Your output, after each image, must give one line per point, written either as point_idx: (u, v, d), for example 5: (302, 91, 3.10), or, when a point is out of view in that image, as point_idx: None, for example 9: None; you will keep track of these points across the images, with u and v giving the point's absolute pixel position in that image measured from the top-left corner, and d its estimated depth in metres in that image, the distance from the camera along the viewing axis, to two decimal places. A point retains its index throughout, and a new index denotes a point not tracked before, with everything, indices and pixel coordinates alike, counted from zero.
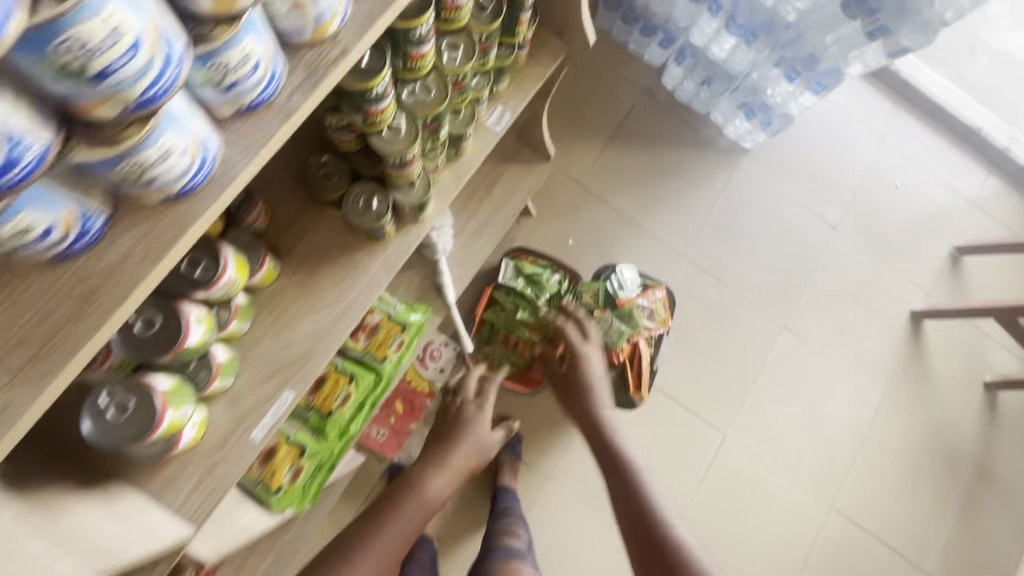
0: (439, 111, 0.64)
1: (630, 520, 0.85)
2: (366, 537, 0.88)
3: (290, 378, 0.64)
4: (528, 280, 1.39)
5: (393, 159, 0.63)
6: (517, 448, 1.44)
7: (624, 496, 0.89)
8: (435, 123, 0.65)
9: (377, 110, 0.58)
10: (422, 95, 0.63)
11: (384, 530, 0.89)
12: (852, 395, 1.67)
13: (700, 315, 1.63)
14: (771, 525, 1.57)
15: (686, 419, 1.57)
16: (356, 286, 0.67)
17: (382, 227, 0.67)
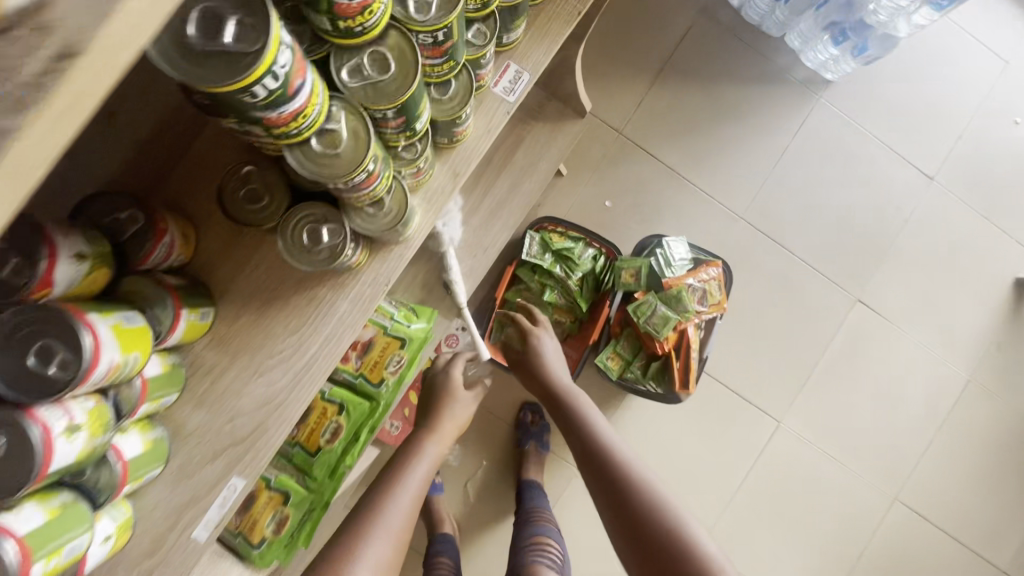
0: (406, 101, 0.38)
1: (609, 500, 0.76)
2: (369, 519, 0.69)
3: (236, 461, 0.48)
4: (557, 256, 1.18)
5: (335, 186, 0.39)
6: (545, 438, 1.31)
7: (598, 474, 0.78)
8: (407, 112, 0.40)
9: (280, 118, 0.33)
10: (373, 73, 0.37)
11: (390, 509, 0.71)
12: (933, 377, 1.44)
13: (758, 287, 1.40)
14: (824, 517, 1.42)
15: (736, 404, 1.39)
16: (317, 335, 0.49)
17: (340, 265, 0.47)
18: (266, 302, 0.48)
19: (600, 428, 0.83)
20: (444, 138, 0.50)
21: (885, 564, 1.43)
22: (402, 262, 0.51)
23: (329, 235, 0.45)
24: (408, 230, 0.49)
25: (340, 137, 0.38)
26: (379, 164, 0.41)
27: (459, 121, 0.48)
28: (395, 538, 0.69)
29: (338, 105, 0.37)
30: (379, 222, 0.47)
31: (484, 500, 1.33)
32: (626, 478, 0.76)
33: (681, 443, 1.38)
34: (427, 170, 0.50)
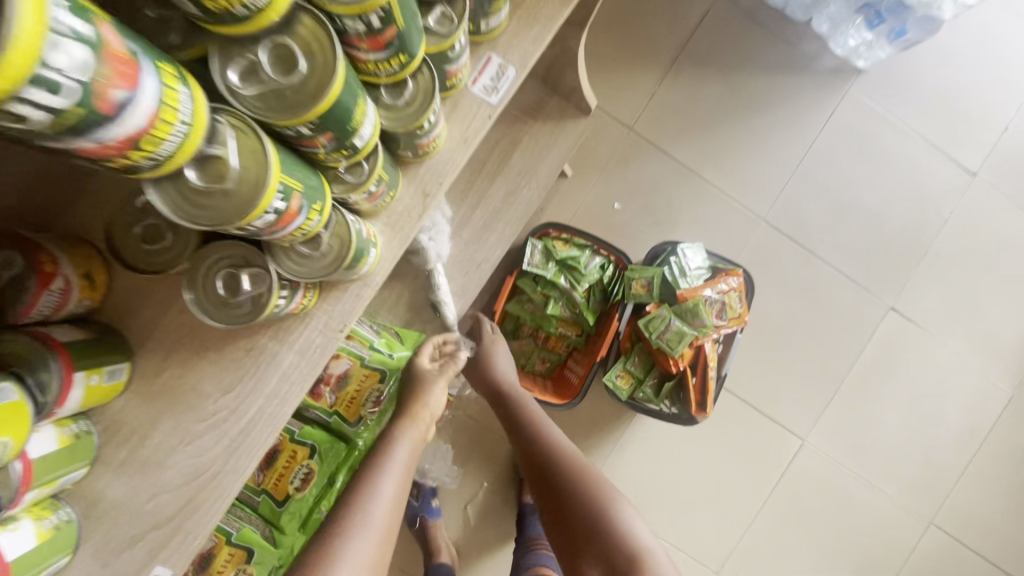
0: (324, 110, 0.29)
1: (553, 500, 0.75)
2: (347, 515, 0.53)
3: (159, 547, 0.40)
4: (562, 266, 1.08)
5: (234, 231, 0.30)
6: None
7: (543, 473, 0.77)
8: (333, 127, 0.31)
9: (102, 148, 0.23)
10: (273, 76, 0.28)
11: (370, 508, 0.54)
12: (972, 391, 1.33)
13: (781, 295, 1.29)
14: (853, 542, 1.32)
15: (757, 421, 1.29)
16: (259, 394, 0.41)
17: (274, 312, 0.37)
18: (193, 355, 0.40)
19: (544, 423, 0.81)
20: (410, 151, 0.41)
21: None
22: (361, 303, 0.42)
23: (249, 283, 0.35)
24: (359, 265, 0.39)
25: (229, 166, 0.28)
26: (301, 196, 0.31)
27: (423, 130, 0.39)
28: (380, 539, 0.53)
29: (226, 120, 0.28)
30: (316, 264, 0.36)
31: (485, 523, 1.25)
32: (570, 474, 0.75)
33: (696, 462, 1.28)
34: (389, 193, 0.41)
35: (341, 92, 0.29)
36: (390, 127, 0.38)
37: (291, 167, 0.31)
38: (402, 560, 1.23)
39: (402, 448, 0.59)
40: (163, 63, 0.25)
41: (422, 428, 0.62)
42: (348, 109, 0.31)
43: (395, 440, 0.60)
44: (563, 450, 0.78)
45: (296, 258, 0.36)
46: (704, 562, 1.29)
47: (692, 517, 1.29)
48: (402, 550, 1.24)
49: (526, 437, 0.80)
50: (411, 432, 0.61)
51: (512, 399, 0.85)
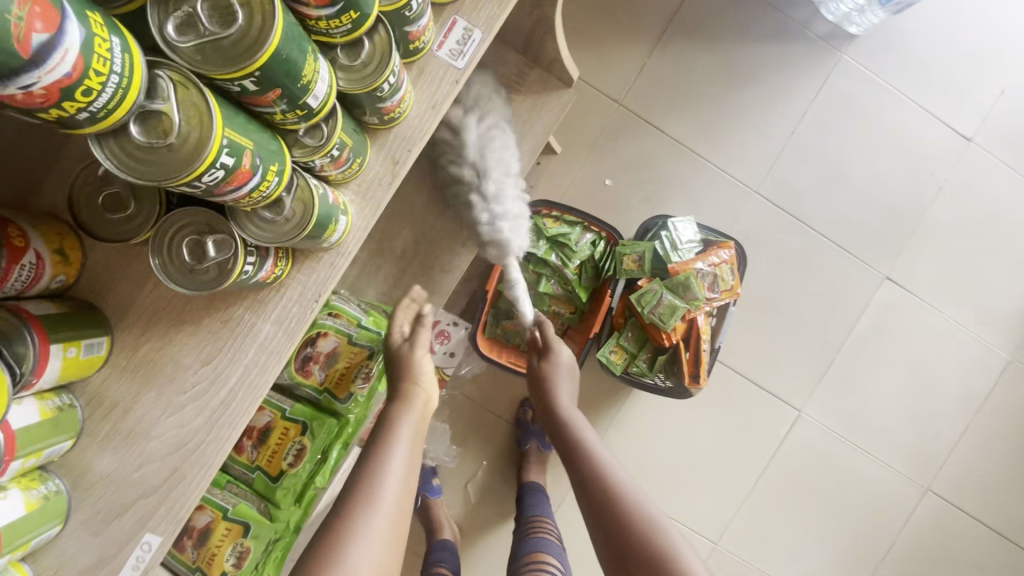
0: (265, 63, 0.29)
1: (614, 548, 0.68)
2: (356, 492, 0.54)
3: (149, 515, 0.40)
4: (552, 243, 1.08)
5: (181, 187, 0.30)
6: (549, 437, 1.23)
7: (600, 511, 0.70)
8: (280, 83, 0.31)
9: (28, 97, 0.23)
10: (212, 29, 0.28)
11: (383, 483, 0.55)
12: (969, 357, 1.32)
13: (775, 267, 1.28)
14: (849, 509, 1.33)
15: (752, 394, 1.30)
16: (238, 363, 0.42)
17: (246, 274, 0.37)
18: (171, 327, 0.41)
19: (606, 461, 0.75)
20: (375, 117, 0.42)
21: (915, 556, 1.34)
22: (342, 266, 0.43)
23: (214, 249, 0.35)
24: (323, 233, 0.39)
25: (172, 122, 0.28)
26: (253, 153, 0.32)
27: (384, 93, 0.39)
28: (393, 519, 0.54)
29: (167, 76, 0.28)
30: (280, 229, 0.37)
31: (485, 501, 1.27)
32: (634, 518, 0.68)
33: (692, 435, 1.29)
34: (355, 159, 0.42)
35: (283, 44, 0.30)
36: (348, 89, 0.38)
37: (238, 127, 0.31)
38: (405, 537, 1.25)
39: (405, 432, 0.59)
40: (92, 13, 0.25)
41: (421, 403, 0.63)
42: (293, 63, 0.31)
43: (398, 419, 0.60)
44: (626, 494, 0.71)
45: (260, 226, 0.36)
46: (702, 532, 1.31)
47: (690, 489, 1.30)
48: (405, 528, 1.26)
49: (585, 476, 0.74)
50: (411, 413, 0.61)
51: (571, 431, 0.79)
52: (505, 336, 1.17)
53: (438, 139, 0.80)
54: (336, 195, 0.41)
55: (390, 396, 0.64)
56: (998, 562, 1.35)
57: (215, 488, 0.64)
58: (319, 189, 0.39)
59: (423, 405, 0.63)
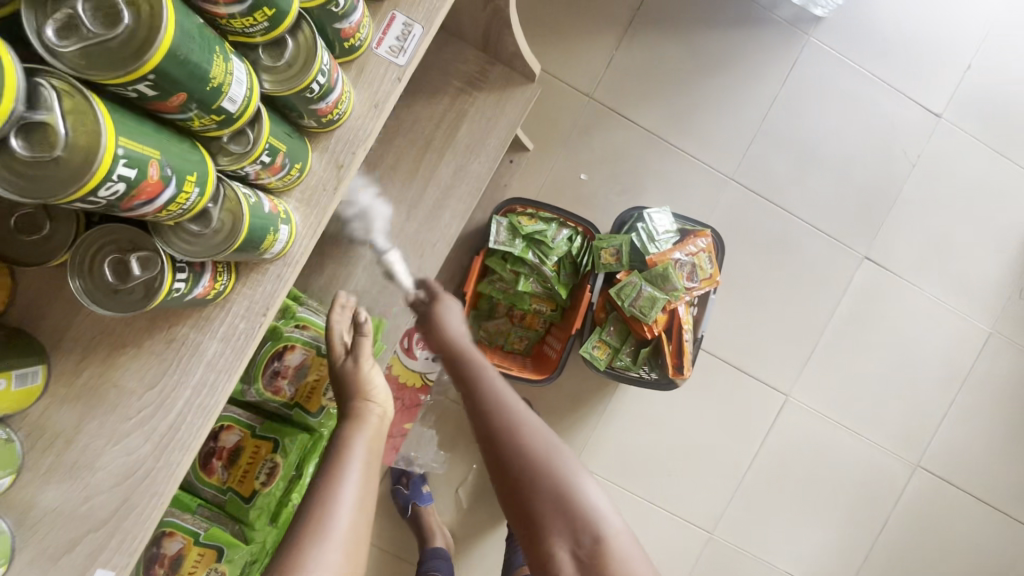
0: (161, 63, 0.28)
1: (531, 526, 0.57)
2: (310, 517, 0.52)
3: (100, 549, 0.39)
4: (529, 241, 1.07)
5: (77, 204, 0.28)
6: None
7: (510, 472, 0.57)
8: (182, 85, 0.30)
9: None
10: (96, 30, 0.26)
11: (335, 510, 0.52)
12: (950, 332, 1.33)
13: (754, 252, 1.28)
14: (840, 489, 1.33)
15: (738, 381, 1.29)
16: (187, 386, 0.40)
17: (179, 289, 0.36)
18: (113, 350, 0.39)
19: (523, 428, 0.59)
20: (311, 119, 0.41)
21: (908, 533, 1.35)
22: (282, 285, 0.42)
23: (139, 267, 0.33)
24: (254, 248, 0.38)
25: (59, 134, 0.26)
26: (161, 163, 0.31)
27: (314, 93, 0.39)
28: (347, 546, 0.51)
29: (50, 84, 0.26)
30: (209, 242, 0.35)
31: (476, 506, 1.26)
32: (556, 491, 0.56)
33: (681, 426, 1.29)
34: (293, 165, 0.41)
35: (181, 41, 0.29)
36: (275, 89, 0.37)
37: (137, 134, 0.29)
38: (397, 548, 1.24)
39: (356, 451, 0.57)
40: None
41: (376, 419, 0.61)
42: (195, 63, 0.30)
43: (350, 438, 0.58)
44: (546, 465, 0.57)
45: (184, 242, 0.35)
46: (696, 523, 1.30)
47: (682, 480, 1.30)
48: (397, 539, 1.24)
49: (497, 451, 0.58)
50: (365, 431, 0.59)
51: (479, 395, 0.60)
52: (486, 339, 1.17)
53: (402, 142, 0.78)
54: (275, 202, 0.40)
55: (342, 417, 0.61)
56: (989, 535, 1.36)
57: (185, 512, 0.62)
58: (249, 198, 0.37)
59: (376, 423, 0.61)
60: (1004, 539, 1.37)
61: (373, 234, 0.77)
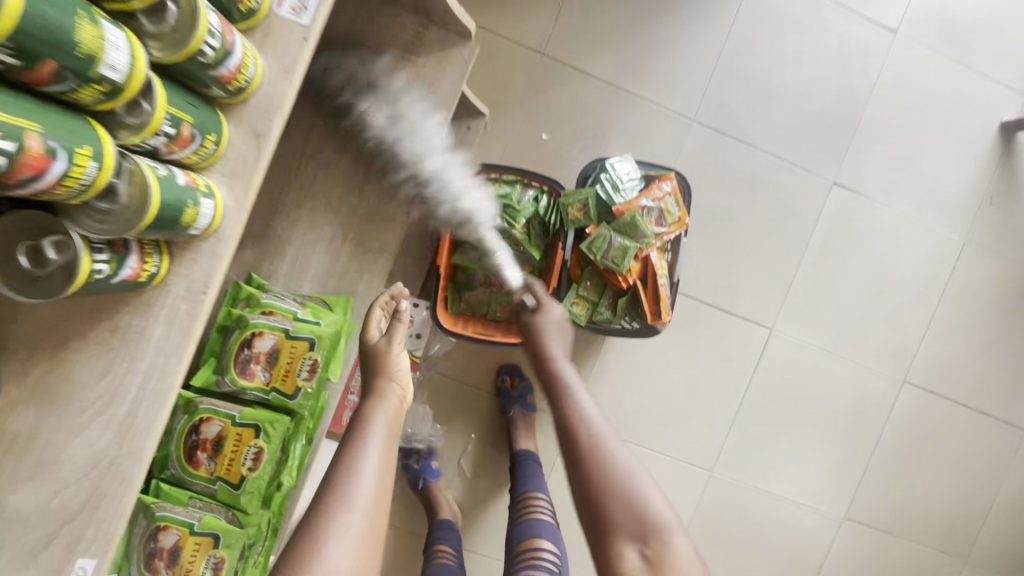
0: (26, 36, 0.33)
1: (599, 528, 0.64)
2: (336, 485, 0.58)
3: (80, 532, 0.54)
4: (496, 206, 1.07)
5: None
6: (527, 397, 1.24)
7: (586, 475, 0.65)
8: (53, 61, 0.35)
9: None
10: None
11: (358, 483, 0.58)
12: (925, 248, 1.34)
13: (723, 191, 1.28)
14: (831, 413, 1.36)
15: (721, 321, 1.31)
16: (128, 387, 0.54)
17: (99, 266, 0.46)
18: (63, 352, 0.53)
19: (607, 442, 0.67)
20: (219, 88, 0.50)
21: (901, 449, 1.38)
22: (218, 266, 0.55)
23: (56, 250, 0.43)
24: (165, 230, 0.48)
25: None
26: (45, 136, 0.37)
27: (209, 60, 0.46)
28: (371, 510, 0.58)
29: None
30: (118, 215, 0.44)
31: (480, 473, 1.28)
32: (626, 498, 0.63)
33: (671, 372, 1.31)
34: (203, 136, 0.50)
35: (42, 16, 0.34)
36: (167, 55, 0.44)
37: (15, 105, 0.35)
38: (407, 522, 1.27)
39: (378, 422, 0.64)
40: None
41: (396, 397, 0.68)
42: (59, 36, 0.35)
43: (372, 416, 0.65)
44: (625, 476, 0.65)
45: (91, 219, 0.43)
46: (695, 464, 1.34)
47: (677, 424, 1.32)
48: (406, 514, 1.27)
49: (581, 459, 0.66)
50: (384, 406, 0.66)
51: (569, 407, 0.71)
52: (470, 309, 1.16)
53: (345, 119, 0.76)
54: (190, 177, 0.50)
55: (365, 394, 0.68)
56: (981, 440, 1.40)
57: (177, 505, 0.63)
58: (156, 173, 0.45)
59: (397, 401, 0.68)
60: (995, 442, 1.40)
61: (329, 215, 0.77)
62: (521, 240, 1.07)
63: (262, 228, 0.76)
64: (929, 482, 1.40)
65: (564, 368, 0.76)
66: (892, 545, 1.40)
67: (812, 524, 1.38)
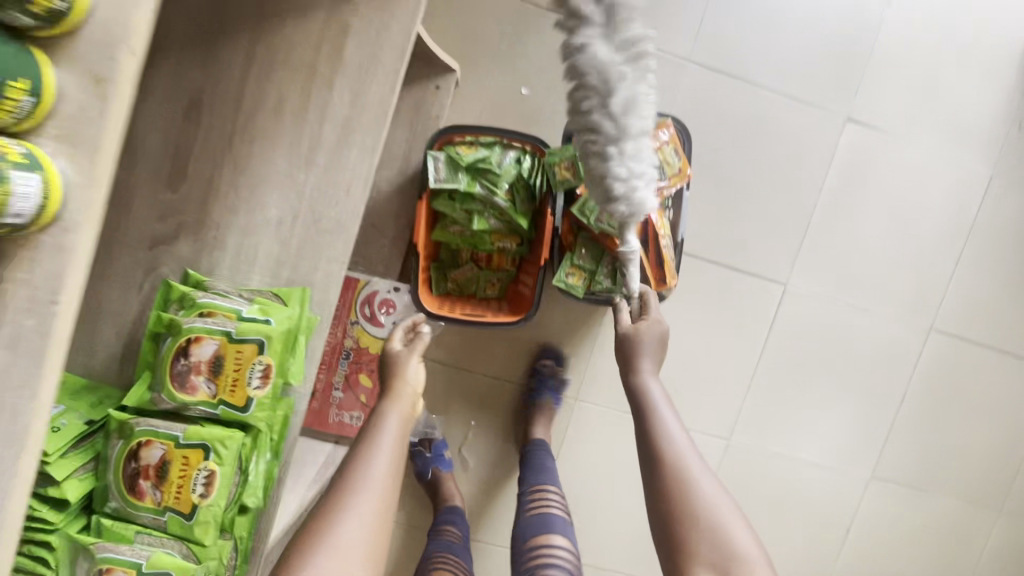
0: None
1: (675, 547, 0.62)
2: (350, 472, 0.59)
3: None
4: (474, 172, 0.96)
5: None
6: (560, 390, 1.16)
7: (670, 495, 0.64)
8: None
9: None
10: None
11: (370, 471, 0.59)
12: (950, 184, 1.23)
13: (725, 137, 1.16)
14: (853, 369, 1.27)
15: (731, 280, 1.21)
16: None
17: None
18: None
19: (693, 468, 0.65)
20: (23, 13, 0.40)
21: (929, 402, 1.30)
22: (65, 264, 0.46)
23: None
24: None
25: None
26: None
27: None
28: (383, 497, 0.58)
29: None
30: None
31: (483, 461, 1.21)
32: (708, 525, 0.62)
33: (679, 339, 1.22)
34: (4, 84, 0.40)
35: None
36: None
37: None
38: (409, 517, 1.20)
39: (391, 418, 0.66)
40: None
41: (410, 393, 0.69)
42: None
43: (387, 412, 0.66)
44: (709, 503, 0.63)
45: None
46: (711, 433, 1.26)
47: (689, 393, 1.24)
48: (407, 509, 1.20)
49: (667, 482, 0.64)
50: (400, 403, 0.68)
51: (655, 429, 0.69)
52: (458, 289, 1.09)
53: (279, 76, 0.63)
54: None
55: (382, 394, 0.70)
56: (1015, 385, 1.31)
57: (122, 544, 0.55)
58: None
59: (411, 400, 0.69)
60: None
61: (273, 192, 0.65)
62: (506, 207, 0.96)
63: (196, 214, 0.64)
64: (959, 434, 1.32)
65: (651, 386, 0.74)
66: (923, 501, 1.33)
67: (836, 486, 1.31)
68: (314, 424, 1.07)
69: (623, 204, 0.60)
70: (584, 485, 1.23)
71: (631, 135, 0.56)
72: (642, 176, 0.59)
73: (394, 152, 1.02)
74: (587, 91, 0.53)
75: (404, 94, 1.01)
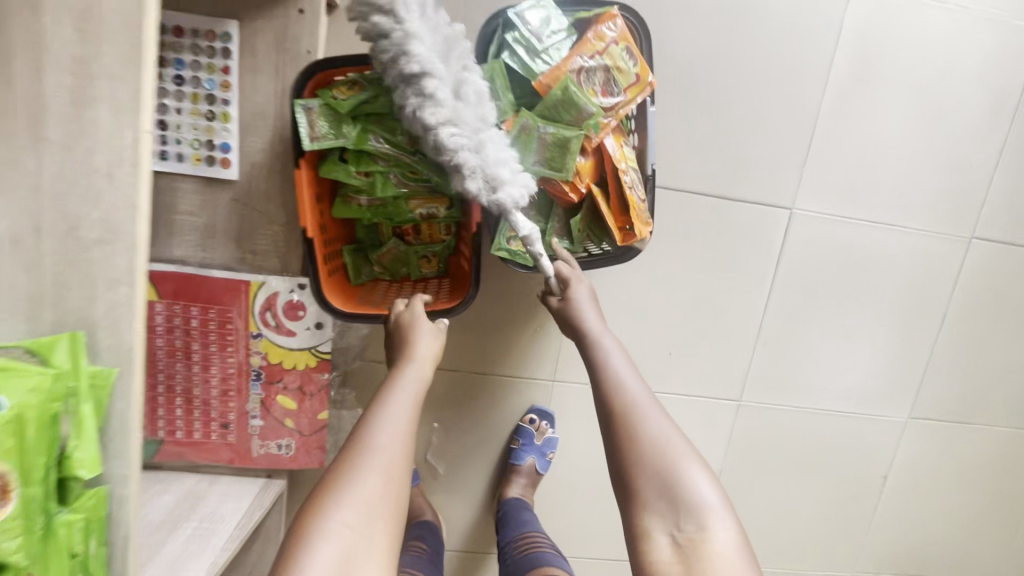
0: None
1: (626, 492, 0.61)
2: (360, 433, 0.57)
3: None
4: (364, 121, 0.71)
5: None
6: (548, 451, 1.00)
7: (625, 444, 0.62)
8: None
9: None
10: None
11: (379, 433, 0.56)
12: (990, 52, 0.96)
13: (698, 31, 0.90)
14: (878, 300, 1.06)
15: (722, 213, 0.97)
16: None
17: None
18: None
19: (642, 416, 0.63)
20: None
21: (971, 326, 1.09)
22: None
23: None
24: None
25: None
26: None
27: None
28: (395, 461, 0.55)
29: None
30: None
31: (454, 465, 1.04)
32: (661, 471, 0.60)
33: (667, 293, 1.00)
34: None
35: None
36: None
37: None
38: None
39: (409, 386, 0.61)
40: None
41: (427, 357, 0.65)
42: None
43: (402, 374, 0.63)
44: (663, 449, 0.61)
45: None
46: (717, 396, 1.07)
47: (685, 356, 1.04)
48: None
49: (616, 433, 0.63)
50: (419, 363, 0.64)
51: (605, 382, 0.66)
52: (387, 274, 0.87)
53: None
54: None
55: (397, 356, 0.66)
56: None
57: None
58: None
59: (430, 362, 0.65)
60: None
61: None
62: (417, 162, 0.72)
63: None
64: (1008, 356, 1.12)
65: (604, 343, 0.69)
66: (968, 437, 1.15)
67: (866, 434, 1.12)
68: (231, 460, 0.87)
69: (513, 198, 0.62)
70: (573, 474, 1.06)
71: (484, 131, 0.60)
72: (513, 155, 0.63)
73: (262, 109, 0.76)
74: (437, 79, 0.57)
75: (259, 26, 0.74)
